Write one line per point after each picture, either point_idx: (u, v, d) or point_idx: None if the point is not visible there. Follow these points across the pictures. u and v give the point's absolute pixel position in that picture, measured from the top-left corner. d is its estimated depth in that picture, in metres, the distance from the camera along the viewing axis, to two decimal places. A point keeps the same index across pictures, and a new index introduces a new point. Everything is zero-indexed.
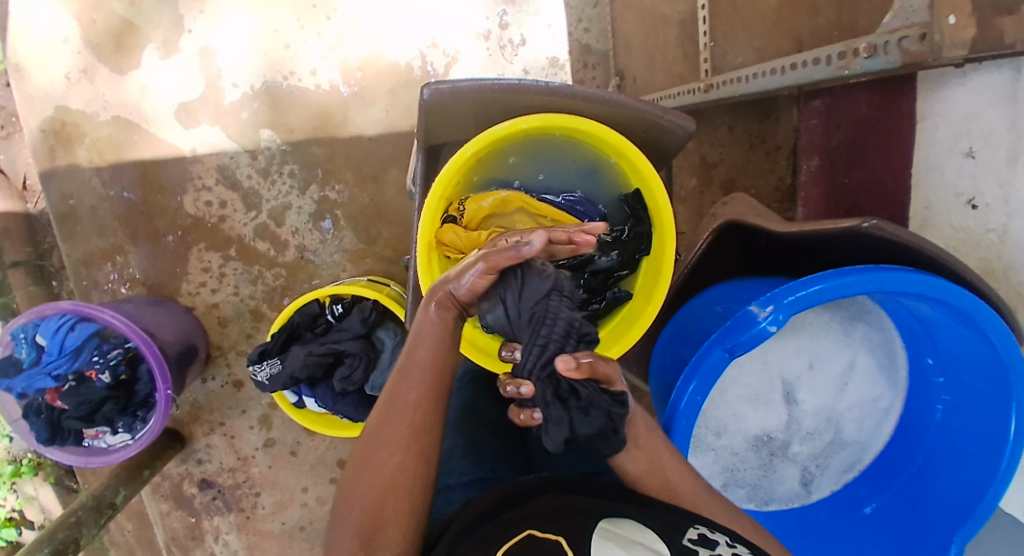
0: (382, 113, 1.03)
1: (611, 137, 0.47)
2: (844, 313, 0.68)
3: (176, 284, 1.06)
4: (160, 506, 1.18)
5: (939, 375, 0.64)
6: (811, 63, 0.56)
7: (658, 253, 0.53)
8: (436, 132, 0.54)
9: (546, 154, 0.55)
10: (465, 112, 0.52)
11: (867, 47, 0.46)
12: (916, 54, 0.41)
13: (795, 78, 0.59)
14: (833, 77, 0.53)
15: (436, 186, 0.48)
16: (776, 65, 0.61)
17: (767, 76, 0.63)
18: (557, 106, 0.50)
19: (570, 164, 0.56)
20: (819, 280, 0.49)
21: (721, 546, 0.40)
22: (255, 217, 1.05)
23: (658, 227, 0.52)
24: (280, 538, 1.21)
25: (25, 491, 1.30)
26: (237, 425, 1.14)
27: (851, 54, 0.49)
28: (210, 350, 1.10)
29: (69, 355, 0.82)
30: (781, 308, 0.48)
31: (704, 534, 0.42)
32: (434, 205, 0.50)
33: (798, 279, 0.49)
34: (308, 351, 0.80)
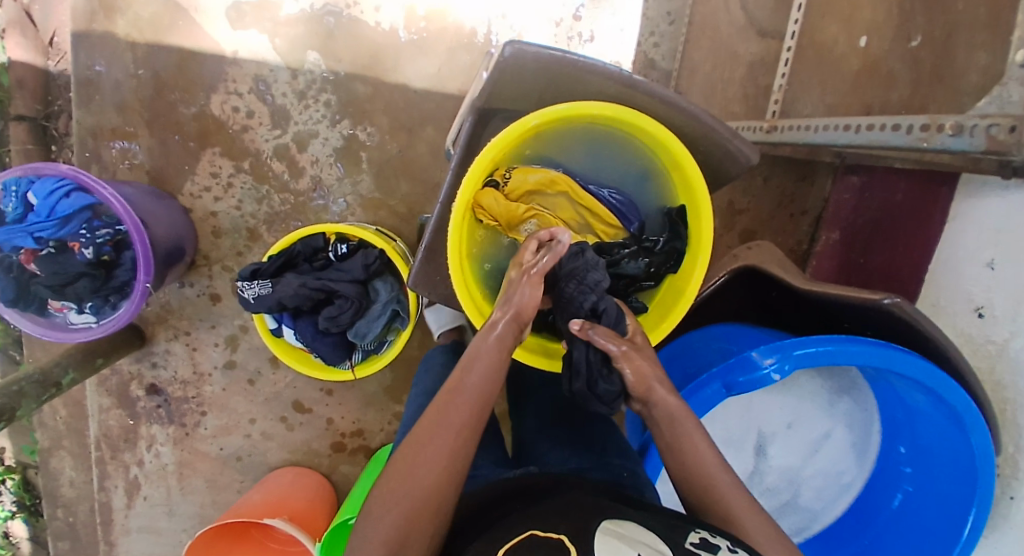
0: (433, 69, 1.01)
1: (676, 146, 0.46)
2: (835, 384, 0.69)
3: (180, 182, 1.03)
4: (101, 400, 1.14)
5: (907, 466, 0.65)
6: (887, 129, 0.55)
7: (686, 273, 0.52)
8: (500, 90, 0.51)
9: (603, 144, 0.53)
10: (537, 78, 0.50)
11: (953, 125, 0.45)
12: (1002, 145, 0.40)
13: (868, 138, 0.58)
14: (906, 146, 0.52)
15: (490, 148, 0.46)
16: (851, 122, 0.61)
17: (837, 131, 0.64)
18: (631, 100, 0.48)
19: (624, 160, 0.55)
20: (827, 341, 0.50)
21: (722, 551, 0.37)
22: (279, 136, 1.02)
23: (692, 246, 0.51)
24: (213, 462, 1.18)
25: None
26: (203, 339, 1.11)
27: (933, 128, 0.48)
28: (196, 257, 1.06)
29: (57, 222, 0.78)
30: (787, 359, 0.49)
31: (706, 538, 0.39)
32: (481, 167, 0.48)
33: (807, 336, 0.50)
34: (301, 282, 0.78)
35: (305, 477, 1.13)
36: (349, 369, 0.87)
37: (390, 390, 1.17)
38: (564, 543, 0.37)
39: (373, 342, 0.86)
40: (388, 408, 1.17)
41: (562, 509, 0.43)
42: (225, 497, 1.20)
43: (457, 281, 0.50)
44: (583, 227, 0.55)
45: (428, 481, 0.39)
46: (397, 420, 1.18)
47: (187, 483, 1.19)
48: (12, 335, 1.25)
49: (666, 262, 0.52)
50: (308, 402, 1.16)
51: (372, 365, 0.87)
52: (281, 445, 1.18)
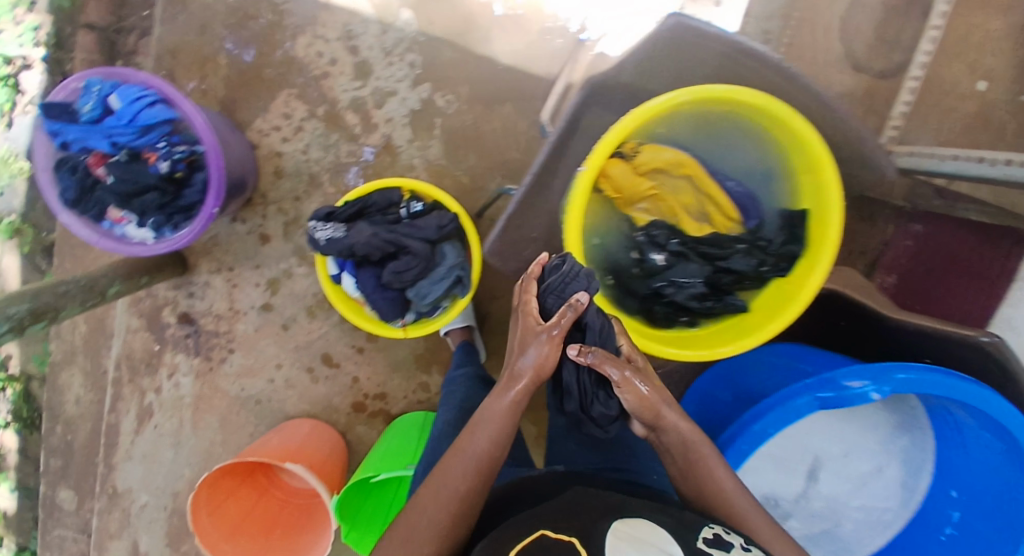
0: (523, 46, 1.00)
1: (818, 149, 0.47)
2: (896, 423, 0.72)
3: (251, 117, 1.03)
4: (131, 320, 1.14)
5: (955, 510, 0.66)
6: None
7: (796, 278, 0.53)
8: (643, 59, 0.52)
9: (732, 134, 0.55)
10: (686, 52, 0.51)
11: None
12: None
13: (1005, 173, 0.56)
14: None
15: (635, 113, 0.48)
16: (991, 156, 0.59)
17: (969, 163, 0.62)
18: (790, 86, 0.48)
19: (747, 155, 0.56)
20: (913, 369, 0.53)
21: (736, 549, 0.41)
22: (358, 88, 1.01)
23: (811, 250, 0.52)
24: (230, 402, 1.17)
25: None
26: (244, 277, 1.10)
27: None
28: (253, 195, 1.06)
29: (138, 129, 0.79)
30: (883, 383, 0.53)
31: (719, 534, 0.43)
32: (619, 133, 0.49)
33: (898, 362, 0.53)
34: (375, 232, 0.79)
35: (322, 432, 1.12)
36: (400, 328, 0.87)
37: (420, 359, 1.16)
38: (575, 544, 0.39)
39: (429, 304, 0.86)
40: (414, 376, 1.16)
41: (569, 508, 0.46)
42: (236, 439, 1.19)
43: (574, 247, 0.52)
44: (700, 213, 0.59)
45: (457, 493, 0.47)
46: (421, 390, 1.17)
47: (200, 419, 1.19)
48: (44, 244, 1.22)
49: (777, 263, 0.55)
50: (336, 357, 1.15)
51: (422, 327, 0.88)
52: (300, 396, 1.17)
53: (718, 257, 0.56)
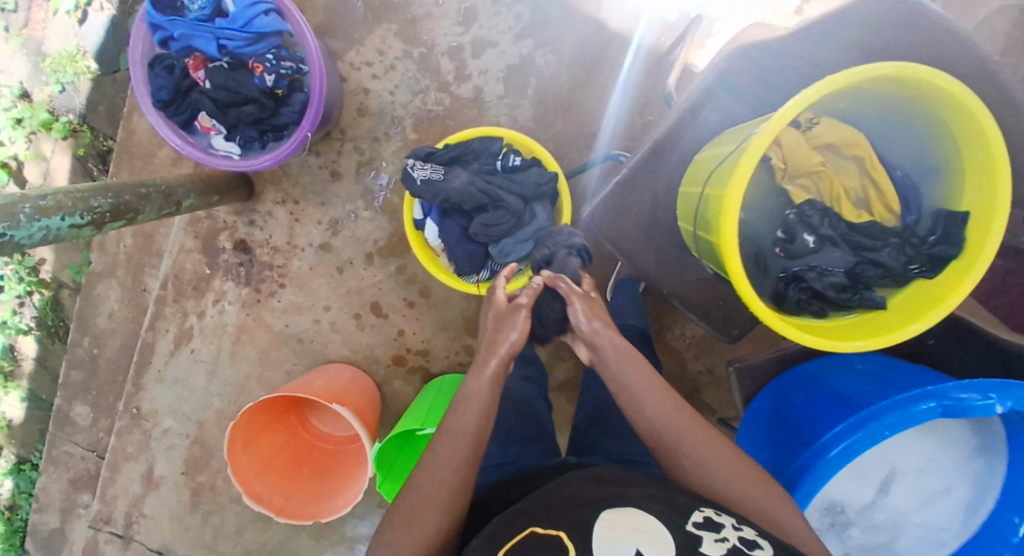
0: (636, 16, 0.96)
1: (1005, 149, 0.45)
2: (977, 446, 0.70)
3: (344, 49, 0.99)
4: (185, 240, 1.12)
5: (1015, 537, 0.66)
6: None
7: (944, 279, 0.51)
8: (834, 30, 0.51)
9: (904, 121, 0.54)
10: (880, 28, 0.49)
11: None
12: None
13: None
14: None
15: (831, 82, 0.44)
16: None
17: None
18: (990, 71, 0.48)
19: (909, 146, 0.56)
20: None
21: (727, 529, 0.42)
22: (459, 35, 0.98)
23: (966, 254, 0.49)
24: (273, 336, 1.15)
25: (41, 148, 1.18)
26: (308, 212, 1.07)
27: None
28: (332, 129, 1.03)
29: (250, 37, 0.76)
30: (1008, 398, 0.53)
31: (709, 516, 0.44)
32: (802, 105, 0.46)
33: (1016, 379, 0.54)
34: (472, 180, 0.76)
35: (362, 381, 1.10)
36: (474, 284, 0.84)
37: (470, 322, 1.14)
38: (561, 536, 0.40)
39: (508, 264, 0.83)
40: (460, 339, 1.14)
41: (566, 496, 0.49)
42: (271, 375, 1.17)
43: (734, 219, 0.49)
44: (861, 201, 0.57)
45: (464, 476, 0.50)
46: (465, 353, 1.15)
47: (239, 349, 1.16)
48: (100, 149, 1.18)
49: (926, 263, 0.52)
50: (386, 308, 1.13)
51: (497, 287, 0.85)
52: (343, 342, 1.15)
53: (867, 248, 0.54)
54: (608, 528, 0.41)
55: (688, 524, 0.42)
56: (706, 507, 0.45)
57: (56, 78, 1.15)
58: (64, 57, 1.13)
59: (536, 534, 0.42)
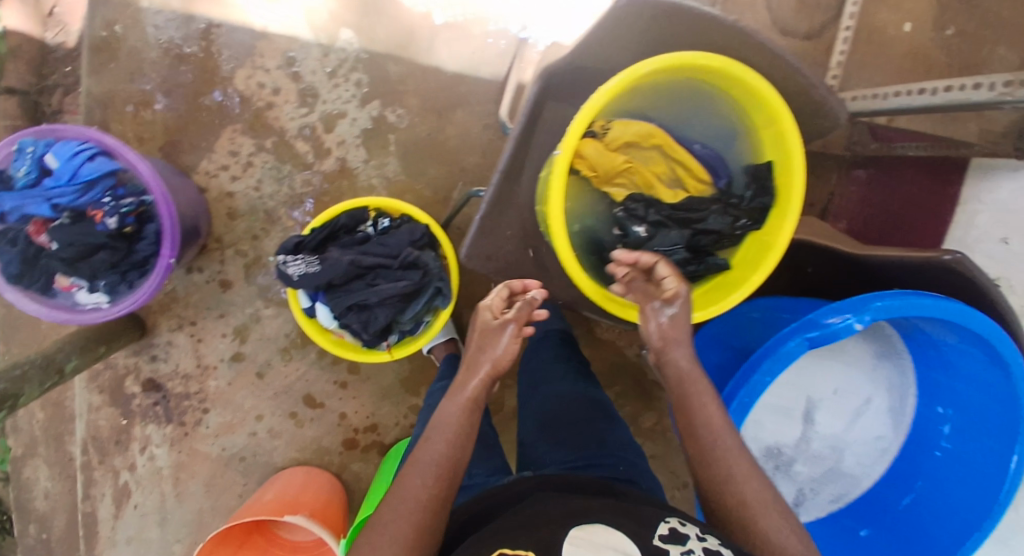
0: (469, 51, 0.98)
1: (782, 111, 0.48)
2: (877, 351, 0.73)
3: (195, 160, 0.97)
4: (91, 398, 1.06)
5: (944, 425, 0.69)
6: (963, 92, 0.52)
7: (772, 229, 0.54)
8: (595, 42, 0.53)
9: (695, 100, 0.57)
10: (634, 31, 0.52)
11: None
12: None
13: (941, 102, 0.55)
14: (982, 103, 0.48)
15: (601, 92, 0.47)
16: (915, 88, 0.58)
17: (906, 96, 0.60)
18: (739, 51, 0.48)
19: (708, 119, 0.59)
20: (891, 296, 0.55)
21: (693, 540, 0.42)
22: (305, 114, 0.97)
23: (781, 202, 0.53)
24: (213, 463, 1.10)
25: None
26: (209, 329, 1.05)
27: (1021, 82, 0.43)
28: (207, 241, 1.01)
29: (80, 187, 0.73)
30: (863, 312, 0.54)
31: (675, 526, 0.44)
32: (585, 115, 0.49)
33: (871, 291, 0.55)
34: (349, 259, 0.75)
35: (317, 477, 1.06)
36: (385, 350, 0.84)
37: (407, 382, 1.13)
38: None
39: (412, 322, 0.83)
40: (404, 401, 1.13)
41: (529, 518, 0.48)
42: (225, 502, 1.11)
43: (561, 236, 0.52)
44: (675, 181, 0.61)
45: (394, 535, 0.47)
46: (413, 414, 1.14)
47: (184, 487, 1.10)
48: None
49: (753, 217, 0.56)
50: (320, 396, 1.11)
51: (409, 346, 0.86)
52: (288, 443, 1.11)
53: (696, 220, 0.58)
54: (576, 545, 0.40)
55: (654, 537, 0.42)
56: (673, 518, 0.46)
57: None
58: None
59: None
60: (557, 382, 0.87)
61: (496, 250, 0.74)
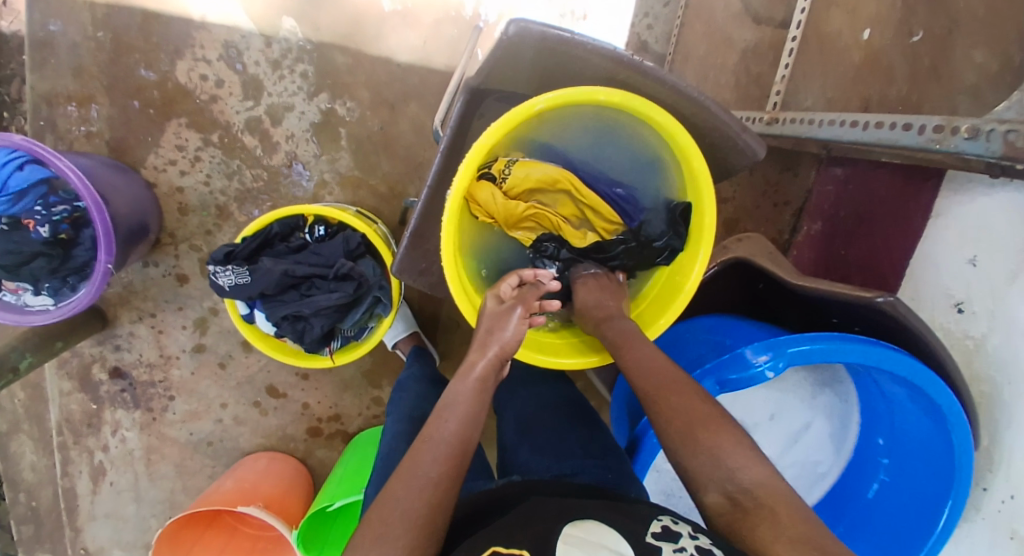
0: (419, 42, 0.96)
1: (697, 166, 0.48)
2: (818, 378, 0.70)
3: (142, 154, 0.96)
4: (60, 384, 1.08)
5: (883, 457, 0.65)
6: (899, 127, 0.51)
7: (683, 270, 0.57)
8: (495, 75, 0.51)
9: (604, 137, 0.57)
10: (535, 64, 0.49)
11: (969, 127, 0.41)
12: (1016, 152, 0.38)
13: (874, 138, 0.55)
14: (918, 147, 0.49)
15: (489, 132, 0.46)
16: (859, 119, 0.57)
17: (843, 127, 0.60)
18: (641, 86, 0.46)
19: (618, 156, 0.60)
20: (811, 340, 0.50)
21: (685, 538, 0.39)
22: (251, 107, 0.95)
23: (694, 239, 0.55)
24: (182, 448, 1.14)
25: None
26: (169, 321, 1.05)
27: (949, 130, 0.44)
28: (160, 236, 1.00)
29: (12, 196, 0.72)
30: (781, 356, 0.49)
31: (667, 526, 0.41)
32: (478, 152, 0.48)
33: (798, 334, 0.50)
34: (281, 270, 0.74)
35: (279, 462, 1.10)
36: (329, 356, 0.83)
37: (369, 375, 1.14)
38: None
39: (353, 328, 0.83)
40: (367, 393, 1.14)
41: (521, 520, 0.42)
42: (196, 483, 1.16)
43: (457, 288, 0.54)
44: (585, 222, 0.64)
45: None
46: (375, 405, 1.15)
47: (155, 469, 1.15)
48: None
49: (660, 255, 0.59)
50: (282, 387, 1.12)
51: (352, 352, 0.84)
52: (253, 430, 1.14)
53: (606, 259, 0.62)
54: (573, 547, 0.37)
55: (648, 537, 0.39)
56: (664, 516, 0.43)
57: None
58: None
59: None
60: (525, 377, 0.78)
61: (429, 265, 0.64)
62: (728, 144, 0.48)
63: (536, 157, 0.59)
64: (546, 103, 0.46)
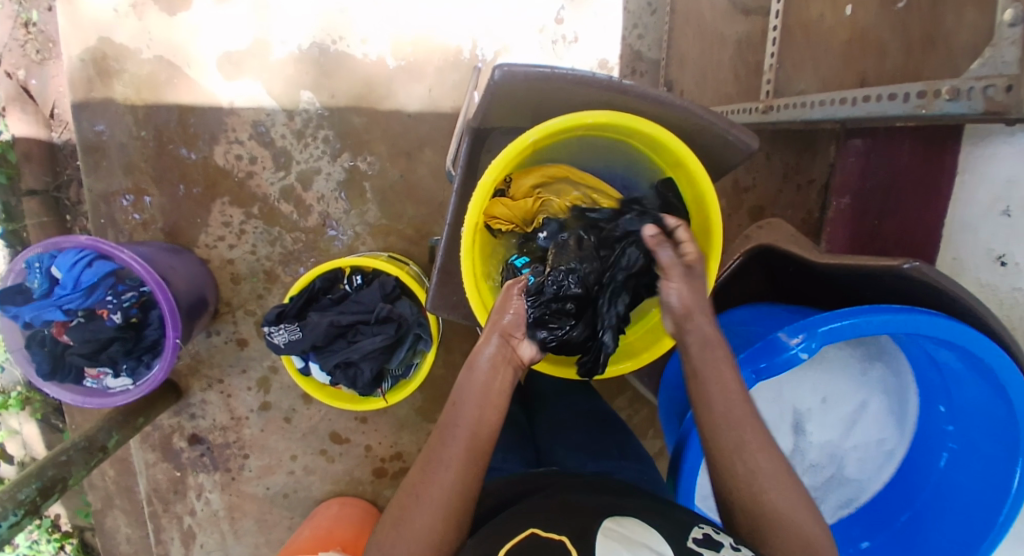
0: (425, 92, 1.03)
1: (693, 166, 0.51)
2: (863, 352, 0.66)
3: (194, 235, 1.06)
4: (146, 455, 1.18)
5: (948, 424, 0.62)
6: (886, 99, 0.58)
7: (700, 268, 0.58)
8: (490, 116, 0.56)
9: (598, 145, 0.61)
10: (523, 100, 0.54)
11: (951, 89, 0.48)
12: (1000, 105, 0.43)
13: (864, 111, 0.61)
14: (906, 113, 0.56)
15: (493, 169, 0.51)
16: (847, 96, 0.64)
17: (836, 105, 0.66)
18: (624, 103, 0.51)
19: (614, 160, 0.63)
20: (852, 314, 0.49)
21: (727, 548, 0.37)
22: (283, 178, 1.04)
23: (706, 244, 0.57)
24: (261, 502, 1.20)
25: (8, 423, 1.18)
26: (235, 384, 1.14)
27: (932, 94, 0.51)
28: (219, 306, 1.09)
29: (84, 291, 0.81)
30: (815, 337, 0.48)
31: (709, 534, 0.39)
32: (485, 188, 0.52)
33: (832, 311, 0.49)
34: (327, 322, 0.81)
35: (351, 506, 1.14)
36: (382, 397, 0.88)
37: (423, 411, 1.18)
38: (567, 544, 0.36)
39: (400, 366, 0.87)
40: (422, 428, 1.18)
41: (575, 505, 0.42)
42: (277, 535, 1.22)
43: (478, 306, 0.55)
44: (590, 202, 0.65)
45: None
46: None
47: (239, 527, 1.22)
48: (55, 402, 1.19)
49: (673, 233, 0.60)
50: (344, 432, 1.18)
51: (403, 390, 0.88)
52: (323, 478, 1.19)
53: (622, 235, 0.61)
54: (610, 538, 0.36)
55: (689, 542, 0.38)
56: (707, 525, 0.41)
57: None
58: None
59: (537, 535, 0.37)
60: (565, 385, 0.79)
61: (462, 296, 0.67)
62: (716, 140, 0.52)
63: (536, 166, 0.63)
64: (538, 131, 0.51)
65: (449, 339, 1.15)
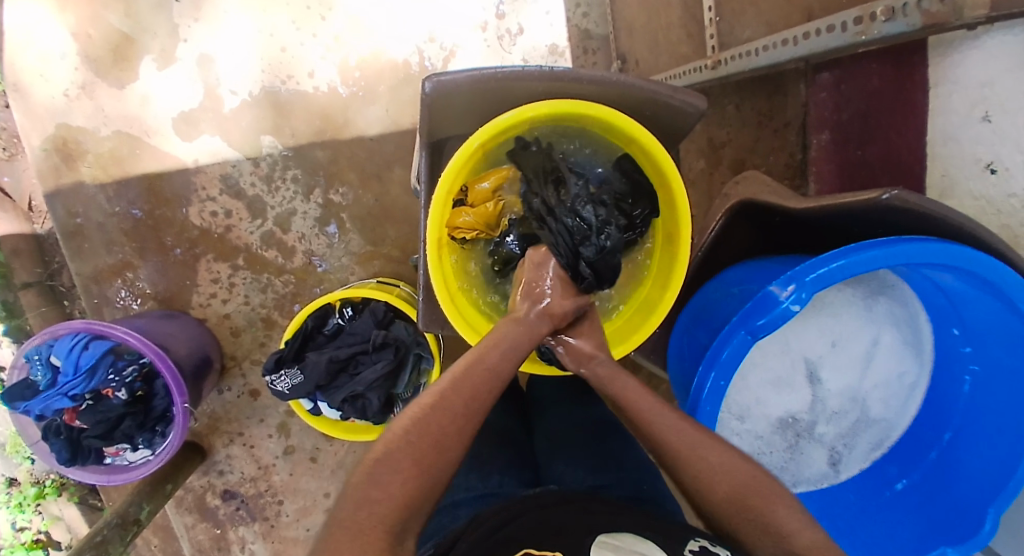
0: (383, 112, 1.02)
1: (647, 141, 0.50)
2: (864, 289, 0.63)
3: (187, 297, 1.07)
4: (185, 519, 1.19)
5: (965, 346, 0.59)
6: (825, 31, 0.58)
7: (675, 237, 0.58)
8: (438, 130, 0.55)
9: (552, 133, 0.60)
10: (465, 107, 0.54)
11: (886, 10, 0.48)
12: (938, 14, 0.43)
13: (808, 48, 0.60)
14: (848, 43, 0.55)
15: (443, 181, 0.51)
16: (788, 36, 0.63)
17: (778, 47, 0.65)
18: (563, 90, 0.51)
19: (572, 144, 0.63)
20: (840, 256, 0.46)
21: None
22: (262, 224, 1.04)
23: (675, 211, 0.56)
24: (305, 545, 1.20)
25: (50, 511, 1.20)
26: (257, 434, 1.14)
27: (868, 18, 0.51)
28: (226, 361, 1.10)
29: (86, 374, 0.81)
30: (804, 287, 0.46)
31: (705, 546, 0.41)
32: (441, 201, 0.53)
33: (818, 256, 0.46)
34: (326, 360, 0.81)
35: None
36: None
37: None
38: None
39: (408, 389, 0.87)
40: None
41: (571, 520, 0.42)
42: None
43: (455, 318, 0.56)
44: None
45: None
46: None
47: None
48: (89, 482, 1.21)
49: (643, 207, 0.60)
50: None
51: None
52: None
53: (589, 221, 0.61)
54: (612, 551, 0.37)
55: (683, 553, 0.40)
56: (702, 537, 0.43)
57: (22, 454, 1.17)
58: (13, 437, 1.15)
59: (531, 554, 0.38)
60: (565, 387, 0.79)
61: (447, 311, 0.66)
62: (664, 108, 0.51)
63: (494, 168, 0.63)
64: (483, 135, 0.50)
65: (456, 351, 1.15)
